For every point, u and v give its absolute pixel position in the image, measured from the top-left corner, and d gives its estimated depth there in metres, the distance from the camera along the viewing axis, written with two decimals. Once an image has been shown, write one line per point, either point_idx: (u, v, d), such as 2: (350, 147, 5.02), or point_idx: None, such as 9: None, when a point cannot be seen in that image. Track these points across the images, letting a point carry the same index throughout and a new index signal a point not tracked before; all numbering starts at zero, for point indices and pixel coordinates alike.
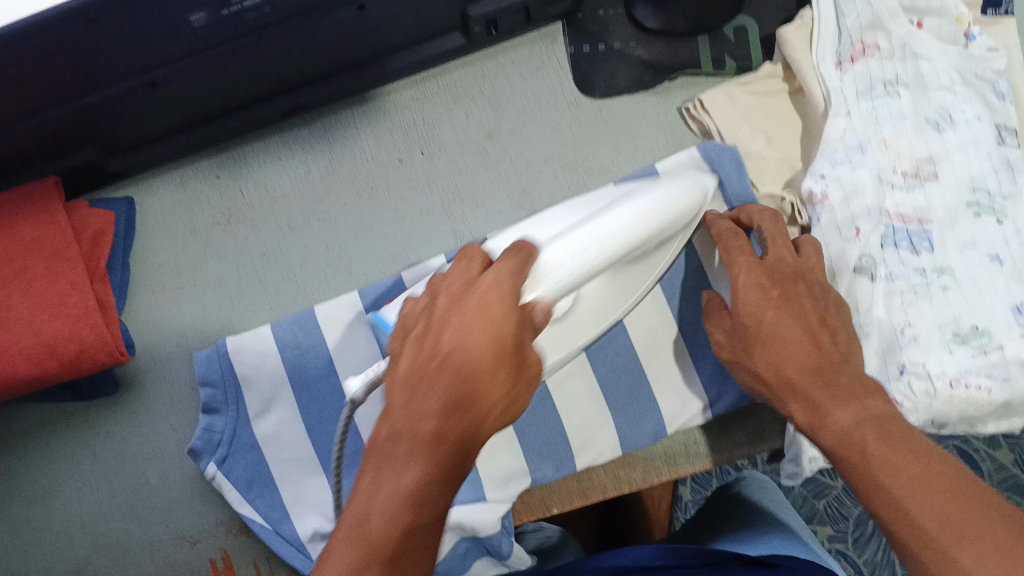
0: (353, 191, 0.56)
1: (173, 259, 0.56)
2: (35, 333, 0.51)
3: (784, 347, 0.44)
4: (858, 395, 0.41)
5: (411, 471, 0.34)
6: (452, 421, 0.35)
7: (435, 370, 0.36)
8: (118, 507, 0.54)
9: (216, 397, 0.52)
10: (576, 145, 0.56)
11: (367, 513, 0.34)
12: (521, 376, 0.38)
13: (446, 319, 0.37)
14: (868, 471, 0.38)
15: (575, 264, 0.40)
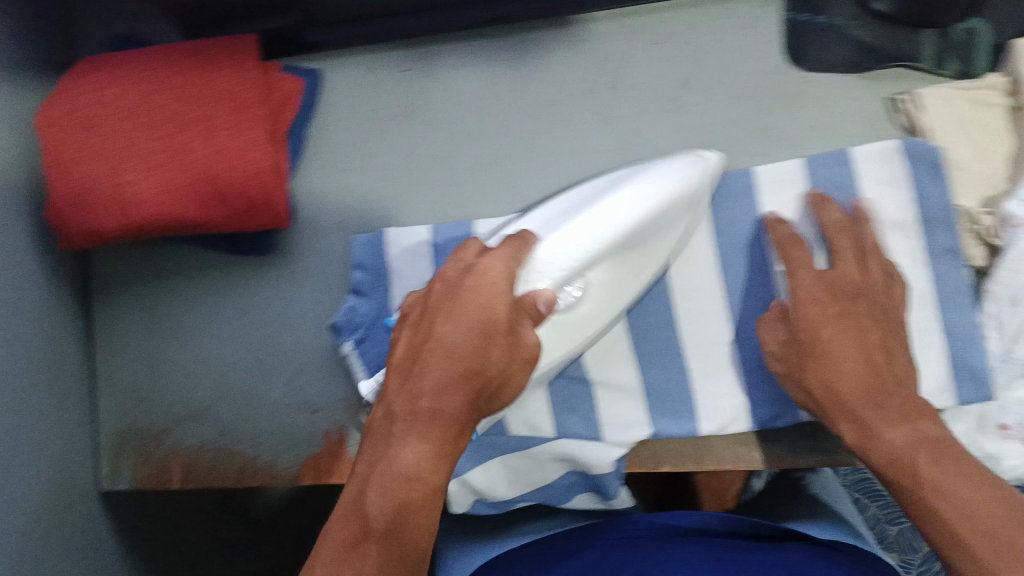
0: (533, 112, 0.55)
1: (348, 139, 0.57)
2: (210, 180, 0.52)
3: (848, 370, 0.46)
4: (910, 416, 0.45)
5: (411, 448, 0.41)
6: (446, 398, 0.42)
7: (428, 355, 0.43)
8: (252, 361, 0.57)
9: (367, 280, 0.54)
10: (772, 112, 0.53)
11: (381, 482, 0.41)
12: (512, 354, 0.43)
13: (435, 342, 0.43)
14: (920, 492, 0.42)
15: (570, 259, 0.44)
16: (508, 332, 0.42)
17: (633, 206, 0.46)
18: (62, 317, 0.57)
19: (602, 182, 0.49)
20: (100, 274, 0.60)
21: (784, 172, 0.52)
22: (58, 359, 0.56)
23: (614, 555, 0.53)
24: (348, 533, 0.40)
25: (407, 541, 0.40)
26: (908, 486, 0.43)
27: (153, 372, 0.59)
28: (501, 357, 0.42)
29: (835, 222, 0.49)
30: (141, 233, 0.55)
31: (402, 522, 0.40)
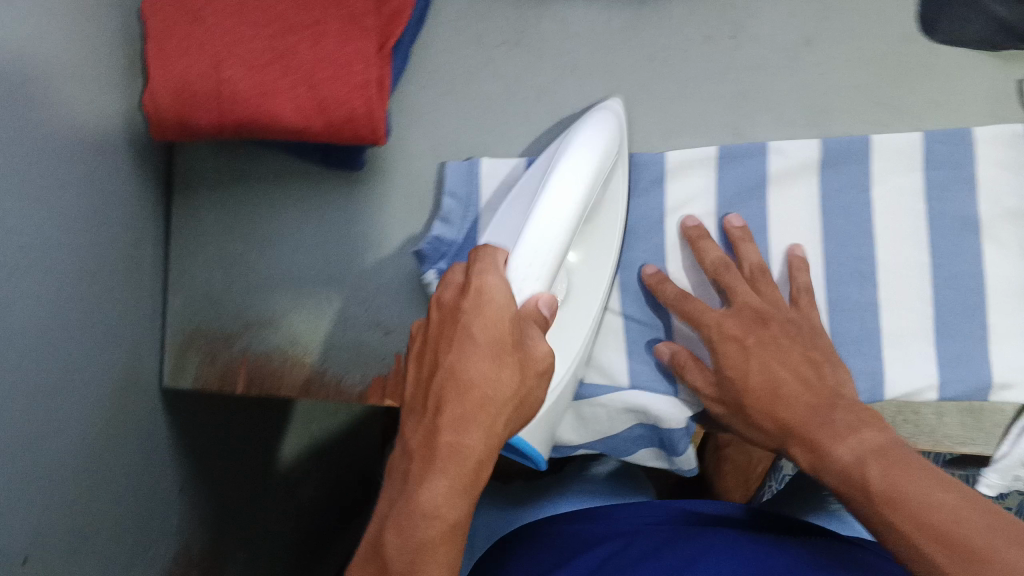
0: (646, 54, 0.54)
1: (451, 62, 0.56)
2: (312, 86, 0.51)
3: (788, 397, 0.47)
4: (863, 425, 0.44)
5: (435, 487, 0.40)
6: (466, 431, 0.41)
7: (443, 385, 0.43)
8: (329, 276, 0.58)
9: (456, 208, 0.54)
10: (894, 82, 0.51)
11: (408, 529, 0.40)
12: (525, 370, 0.43)
13: (446, 368, 0.43)
14: (878, 510, 0.40)
15: (547, 244, 0.44)
16: (518, 343, 0.43)
17: (579, 183, 0.45)
18: (144, 209, 0.57)
19: (540, 170, 0.50)
20: (184, 170, 0.59)
21: (901, 144, 0.50)
22: (135, 251, 0.57)
23: (654, 537, 0.57)
24: None
25: (437, 562, 0.40)
26: (872, 503, 0.41)
27: (228, 276, 0.59)
28: (514, 376, 0.42)
29: (754, 267, 0.50)
30: (234, 133, 0.54)
31: (423, 557, 0.40)
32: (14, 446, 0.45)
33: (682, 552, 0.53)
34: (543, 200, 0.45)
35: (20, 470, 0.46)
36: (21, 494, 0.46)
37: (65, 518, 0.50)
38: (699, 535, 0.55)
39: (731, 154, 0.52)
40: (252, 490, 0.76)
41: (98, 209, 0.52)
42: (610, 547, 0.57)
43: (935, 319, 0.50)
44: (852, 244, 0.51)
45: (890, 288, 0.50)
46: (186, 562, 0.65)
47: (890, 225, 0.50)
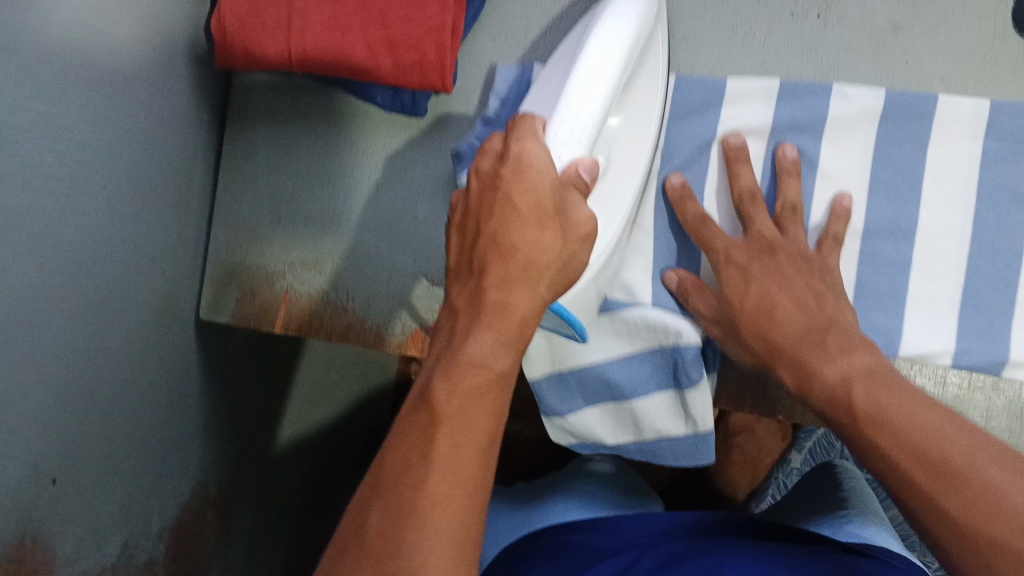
0: (728, 24, 0.53)
1: (526, 14, 0.55)
2: (385, 27, 0.50)
3: (782, 318, 0.48)
4: (857, 347, 0.44)
5: (481, 346, 0.37)
6: (512, 293, 0.38)
7: (481, 248, 0.40)
8: (379, 221, 0.57)
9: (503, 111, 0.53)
10: (980, 74, 0.50)
11: (452, 381, 0.36)
12: (568, 233, 0.39)
13: (487, 231, 0.40)
14: (867, 431, 0.40)
15: (593, 100, 0.41)
16: (562, 206, 0.39)
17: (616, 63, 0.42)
18: (197, 135, 0.56)
19: (573, 45, 0.47)
20: (240, 98, 0.58)
21: (963, 109, 0.49)
22: (186, 177, 0.56)
23: (667, 551, 0.52)
24: (397, 429, 0.36)
25: (478, 421, 0.36)
26: (862, 420, 0.41)
27: (276, 212, 0.58)
28: (560, 239, 0.39)
29: (787, 202, 0.51)
30: (298, 66, 0.52)
31: (467, 411, 0.35)
32: (58, 361, 0.45)
33: (694, 564, 0.48)
34: (577, 78, 0.41)
35: (61, 385, 0.46)
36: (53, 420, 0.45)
37: (102, 439, 0.50)
38: (715, 542, 0.51)
39: (792, 122, 0.51)
40: (268, 430, 0.76)
41: (158, 131, 0.52)
42: (622, 560, 0.52)
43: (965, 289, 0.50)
44: (899, 208, 0.51)
45: (933, 257, 0.51)
46: (206, 495, 0.65)
47: (943, 201, 0.50)
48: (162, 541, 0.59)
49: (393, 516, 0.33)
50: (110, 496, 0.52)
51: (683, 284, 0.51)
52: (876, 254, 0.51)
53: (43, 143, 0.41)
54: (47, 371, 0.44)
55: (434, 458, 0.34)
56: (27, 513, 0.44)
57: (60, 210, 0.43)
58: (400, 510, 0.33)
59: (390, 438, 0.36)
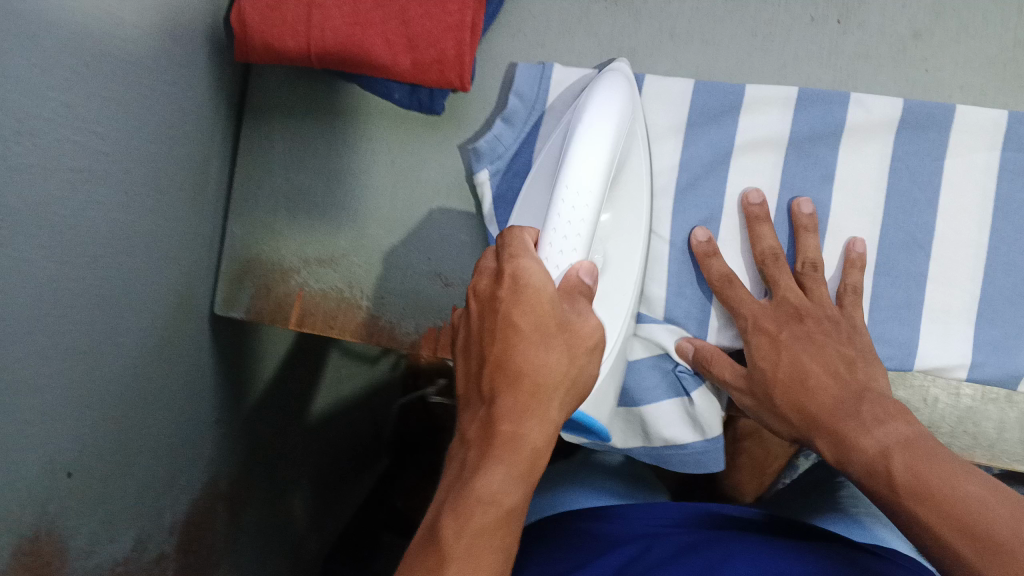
0: (748, 28, 0.53)
1: (545, 14, 0.55)
2: (404, 23, 0.50)
3: (815, 388, 0.47)
4: (894, 415, 0.43)
5: (493, 480, 0.37)
6: (523, 422, 0.38)
7: (487, 373, 0.40)
8: (394, 220, 0.57)
9: (522, 109, 0.54)
10: (1001, 84, 0.50)
11: (461, 525, 0.36)
12: (574, 348, 0.40)
13: (490, 357, 0.40)
14: (907, 507, 0.38)
15: (581, 199, 0.43)
16: (563, 324, 0.40)
17: (608, 141, 0.44)
18: (215, 129, 0.56)
19: (556, 141, 0.48)
20: (258, 95, 0.58)
21: (983, 119, 0.49)
22: (204, 171, 0.56)
23: (679, 541, 0.51)
24: (410, 564, 0.36)
25: (489, 556, 0.35)
26: (902, 496, 0.39)
27: (291, 210, 0.58)
28: (565, 357, 0.39)
29: (808, 260, 0.50)
30: (316, 61, 0.52)
31: (475, 548, 0.35)
32: (73, 353, 0.45)
33: (705, 556, 0.47)
34: (573, 161, 0.43)
35: (76, 377, 0.46)
36: (66, 410, 0.45)
37: (117, 432, 0.50)
38: (728, 537, 0.50)
39: (811, 132, 0.51)
40: (280, 426, 0.76)
41: (177, 126, 0.52)
42: (632, 549, 0.51)
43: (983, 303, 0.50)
44: (912, 217, 0.50)
45: (950, 272, 0.50)
46: (217, 490, 0.65)
47: (961, 209, 0.50)
48: (172, 536, 0.59)
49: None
50: (122, 489, 0.52)
51: (704, 347, 0.51)
52: (890, 262, 0.51)
53: (62, 136, 0.41)
54: (61, 364, 0.44)
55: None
56: (40, 505, 0.44)
57: (78, 202, 0.43)
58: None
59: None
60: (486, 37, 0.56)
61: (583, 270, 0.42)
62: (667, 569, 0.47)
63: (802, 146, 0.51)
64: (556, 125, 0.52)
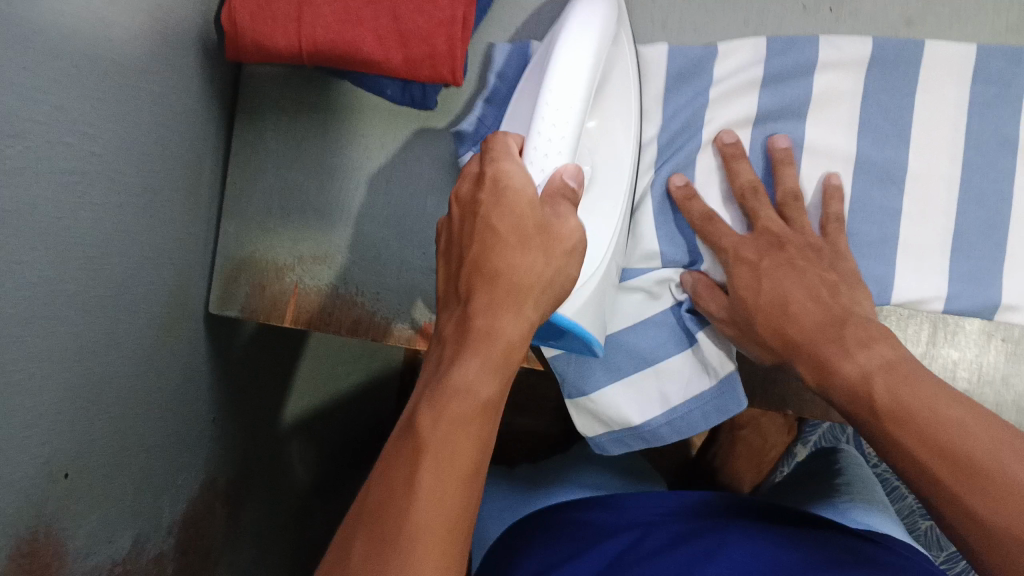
0: (740, 19, 0.53)
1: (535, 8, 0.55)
2: (396, 18, 0.50)
3: (797, 313, 0.48)
4: (877, 339, 0.44)
5: (469, 370, 0.36)
6: (499, 317, 0.38)
7: (467, 275, 0.40)
8: (389, 216, 0.57)
9: (504, 87, 0.54)
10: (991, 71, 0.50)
11: (439, 411, 0.35)
12: (554, 249, 0.40)
13: (470, 261, 0.40)
14: (889, 433, 0.41)
15: (562, 120, 0.44)
16: (542, 227, 0.40)
17: (589, 59, 0.44)
18: (208, 128, 0.56)
19: (538, 59, 0.49)
20: (249, 92, 0.58)
21: (961, 104, 0.50)
22: (197, 170, 0.56)
23: (671, 529, 0.52)
24: (386, 456, 0.35)
25: (466, 443, 0.35)
26: (885, 420, 0.41)
27: (284, 207, 0.58)
28: (543, 258, 0.39)
29: (788, 193, 0.51)
30: (308, 59, 0.52)
31: (451, 432, 0.35)
32: (72, 354, 0.45)
33: (695, 549, 0.48)
34: (552, 77, 0.44)
35: (75, 377, 0.46)
36: (61, 415, 0.45)
37: (114, 432, 0.50)
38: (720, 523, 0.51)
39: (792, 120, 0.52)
40: (277, 426, 0.76)
41: (169, 125, 0.52)
42: (623, 541, 0.52)
43: (965, 285, 0.51)
44: (894, 202, 0.51)
45: (928, 258, 0.51)
46: (216, 488, 0.65)
47: (941, 194, 0.51)
48: (171, 536, 0.59)
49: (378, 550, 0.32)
50: (122, 488, 0.52)
51: (693, 281, 0.52)
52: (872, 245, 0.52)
53: (54, 140, 0.41)
54: (56, 367, 0.44)
55: (420, 485, 0.33)
56: (41, 508, 0.44)
57: (74, 203, 0.43)
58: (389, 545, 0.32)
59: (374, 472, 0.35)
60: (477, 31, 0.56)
61: (569, 170, 0.43)
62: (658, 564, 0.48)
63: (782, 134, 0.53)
64: (542, 46, 0.51)
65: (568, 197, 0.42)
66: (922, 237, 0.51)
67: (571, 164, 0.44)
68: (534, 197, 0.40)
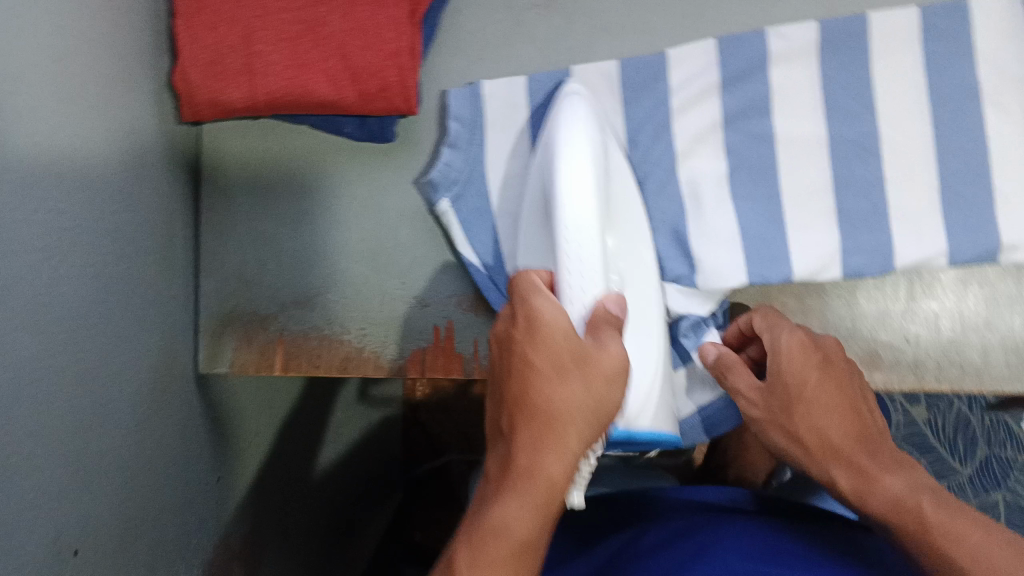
0: (681, 12, 0.56)
1: (482, 30, 0.57)
2: (344, 56, 0.51)
3: (836, 415, 0.44)
4: (908, 464, 0.43)
5: (508, 511, 0.37)
6: (542, 456, 0.37)
7: (515, 403, 0.39)
8: (363, 251, 0.57)
9: (464, 131, 0.55)
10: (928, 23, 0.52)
11: (474, 562, 0.37)
12: (597, 379, 0.38)
13: (510, 395, 0.39)
14: (940, 549, 0.39)
15: (576, 237, 0.41)
16: (580, 356, 0.38)
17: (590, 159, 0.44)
18: (175, 191, 0.56)
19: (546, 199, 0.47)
20: (214, 149, 0.59)
21: (909, 63, 0.52)
22: (169, 234, 0.56)
23: (670, 527, 0.50)
24: None
25: None
26: (932, 536, 0.40)
27: (259, 258, 0.58)
28: (583, 391, 0.38)
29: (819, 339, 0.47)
30: (266, 109, 0.53)
31: None
32: (66, 430, 0.45)
33: (689, 547, 0.47)
34: (562, 189, 0.42)
35: (73, 452, 0.46)
36: (63, 489, 0.45)
37: (120, 503, 0.50)
38: (717, 524, 0.49)
39: (749, 101, 0.54)
40: (286, 478, 0.76)
41: (134, 194, 0.52)
42: (620, 541, 0.51)
43: (947, 236, 0.51)
44: (860, 166, 0.52)
45: (897, 214, 0.52)
46: (230, 548, 0.65)
47: (904, 151, 0.52)
48: None
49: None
50: (134, 562, 0.52)
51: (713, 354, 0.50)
52: (841, 211, 0.52)
53: (20, 217, 0.41)
54: (51, 443, 0.44)
55: None
56: None
57: (47, 281, 0.43)
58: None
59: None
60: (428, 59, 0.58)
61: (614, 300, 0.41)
62: (650, 564, 0.47)
63: (741, 118, 0.54)
64: (540, 150, 0.50)
65: (614, 327, 0.40)
66: (895, 198, 0.52)
67: (609, 291, 0.42)
68: (566, 335, 0.38)
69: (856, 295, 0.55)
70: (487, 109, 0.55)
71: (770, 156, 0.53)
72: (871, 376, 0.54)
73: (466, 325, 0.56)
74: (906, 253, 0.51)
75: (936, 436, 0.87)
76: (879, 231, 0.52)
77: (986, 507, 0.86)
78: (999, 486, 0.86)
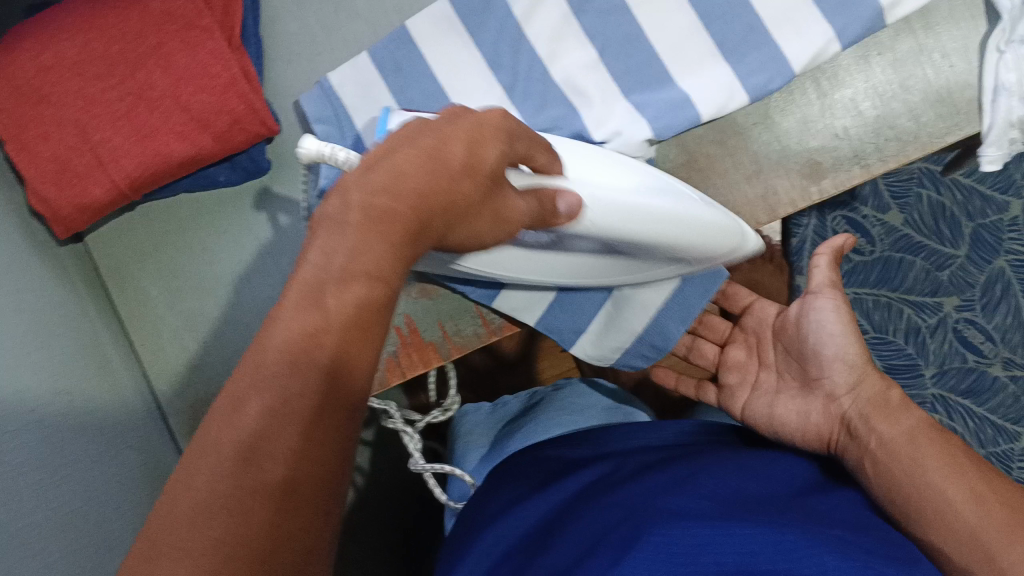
0: None
1: (305, 27, 0.56)
2: (184, 107, 0.50)
3: (860, 364, 0.50)
4: (903, 405, 0.47)
5: (381, 253, 0.27)
6: (412, 182, 0.28)
7: (401, 158, 0.29)
8: (291, 287, 0.56)
9: (335, 132, 0.53)
10: None
11: (317, 294, 0.25)
12: (493, 201, 0.32)
13: (406, 134, 0.31)
14: (938, 474, 0.42)
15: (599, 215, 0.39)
16: (497, 184, 0.32)
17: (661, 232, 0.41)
18: (88, 313, 0.54)
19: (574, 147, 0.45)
20: (104, 256, 0.57)
21: None
22: (98, 346, 0.53)
23: (639, 462, 0.50)
24: (208, 474, 0.22)
25: (296, 439, 0.24)
26: (933, 465, 0.43)
27: (198, 339, 0.56)
28: (482, 195, 0.31)
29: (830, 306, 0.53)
30: (133, 193, 0.52)
31: (280, 424, 0.24)
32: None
33: (671, 470, 0.46)
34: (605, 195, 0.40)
35: None
36: None
37: None
38: (686, 458, 0.48)
39: None
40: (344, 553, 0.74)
41: (47, 323, 0.49)
42: (596, 471, 0.51)
43: (827, 19, 0.49)
44: None
45: (774, 18, 0.50)
46: None
47: None
48: None
49: (229, 463, 0.23)
50: None
51: (848, 240, 0.55)
52: (717, 44, 0.51)
53: None
54: None
55: (215, 468, 0.23)
56: None
57: (6, 429, 0.40)
58: (223, 446, 0.23)
59: (202, 437, 0.23)
60: (268, 77, 0.56)
61: (573, 205, 0.37)
62: (627, 488, 0.45)
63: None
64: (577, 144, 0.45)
65: (541, 211, 0.35)
66: (764, 9, 0.50)
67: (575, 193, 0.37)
68: (494, 157, 0.32)
69: (771, 115, 0.53)
70: (346, 100, 0.53)
71: (629, 20, 0.52)
72: (819, 186, 0.53)
73: (423, 316, 0.56)
74: (797, 51, 0.50)
75: (919, 231, 0.85)
76: (767, 45, 0.50)
77: (992, 278, 0.83)
78: (998, 253, 0.84)
